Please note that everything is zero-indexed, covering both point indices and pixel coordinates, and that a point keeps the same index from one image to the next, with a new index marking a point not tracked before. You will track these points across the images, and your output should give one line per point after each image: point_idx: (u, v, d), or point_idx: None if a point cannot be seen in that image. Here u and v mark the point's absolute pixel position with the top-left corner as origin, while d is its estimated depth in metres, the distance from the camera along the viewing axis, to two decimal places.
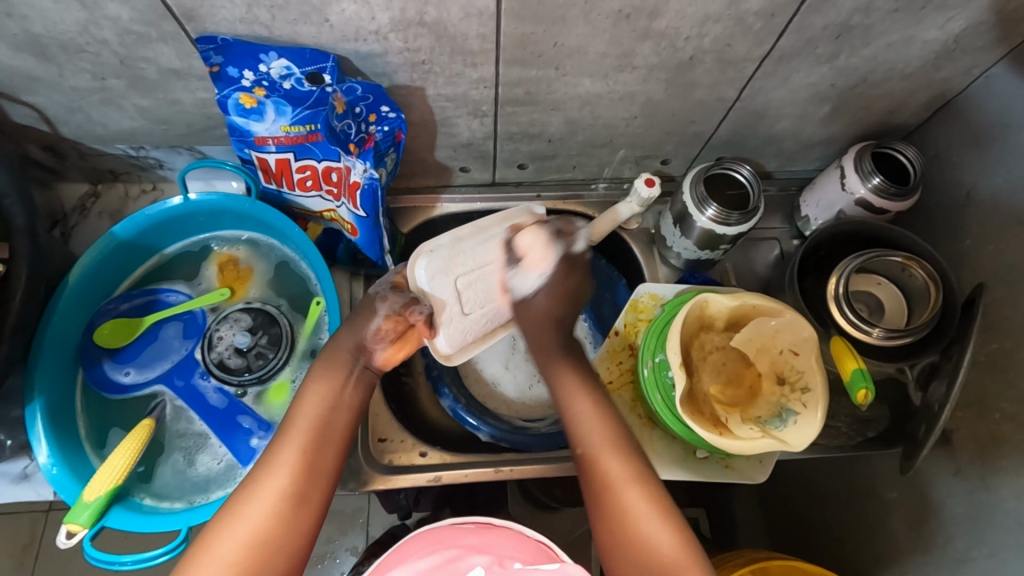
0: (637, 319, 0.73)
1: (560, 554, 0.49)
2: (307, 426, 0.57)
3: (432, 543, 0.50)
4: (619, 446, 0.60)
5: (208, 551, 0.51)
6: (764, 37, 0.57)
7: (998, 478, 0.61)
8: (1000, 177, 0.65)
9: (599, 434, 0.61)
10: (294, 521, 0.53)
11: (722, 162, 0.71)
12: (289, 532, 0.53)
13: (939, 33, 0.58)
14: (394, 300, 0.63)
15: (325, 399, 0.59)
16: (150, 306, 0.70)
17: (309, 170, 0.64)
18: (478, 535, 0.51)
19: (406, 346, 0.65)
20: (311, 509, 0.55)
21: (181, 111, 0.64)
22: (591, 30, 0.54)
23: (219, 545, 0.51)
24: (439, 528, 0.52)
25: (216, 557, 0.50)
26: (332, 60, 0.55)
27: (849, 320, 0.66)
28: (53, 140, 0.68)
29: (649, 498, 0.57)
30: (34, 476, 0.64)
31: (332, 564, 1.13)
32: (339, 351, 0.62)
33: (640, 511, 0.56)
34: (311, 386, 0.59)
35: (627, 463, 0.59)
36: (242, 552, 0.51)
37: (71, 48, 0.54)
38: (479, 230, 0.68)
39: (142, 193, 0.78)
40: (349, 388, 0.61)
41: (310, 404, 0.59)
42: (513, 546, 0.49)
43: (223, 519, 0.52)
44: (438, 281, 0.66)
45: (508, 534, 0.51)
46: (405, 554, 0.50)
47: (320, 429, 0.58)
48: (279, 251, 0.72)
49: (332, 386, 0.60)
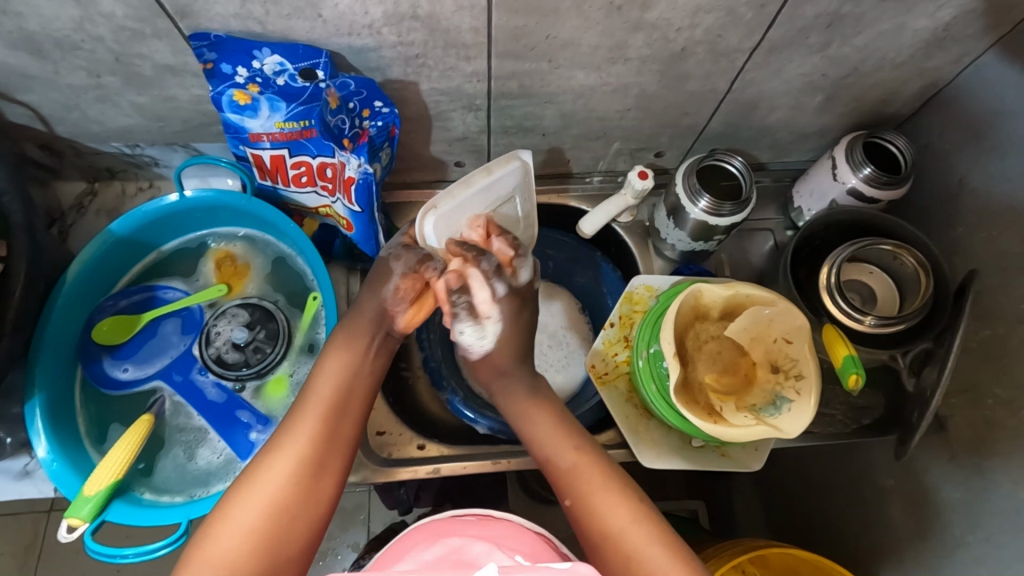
0: (632, 312, 0.74)
1: (563, 551, 0.51)
2: (327, 396, 0.59)
3: (433, 533, 0.50)
4: (606, 473, 0.60)
5: (226, 517, 0.51)
6: (755, 27, 0.57)
7: (993, 464, 0.62)
8: (992, 165, 0.65)
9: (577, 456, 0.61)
10: (313, 488, 0.54)
11: (715, 153, 0.72)
12: (307, 500, 0.54)
13: (929, 22, 0.59)
14: (410, 258, 0.64)
15: (346, 367, 0.61)
16: (147, 303, 0.70)
17: (303, 166, 0.64)
18: (480, 526, 0.51)
19: (425, 308, 0.65)
20: (330, 478, 0.56)
21: (176, 108, 0.64)
22: (583, 23, 0.55)
23: (239, 512, 0.51)
24: (440, 519, 0.52)
25: (235, 525, 0.51)
26: (324, 56, 0.55)
27: (842, 309, 0.66)
28: (50, 138, 0.68)
29: (647, 522, 0.56)
30: (36, 473, 0.65)
31: (334, 561, 1.14)
32: (363, 319, 0.63)
33: (632, 531, 0.55)
34: (333, 348, 0.62)
35: (616, 486, 0.59)
36: (262, 519, 0.51)
37: (66, 45, 0.54)
38: (486, 173, 0.63)
39: (139, 190, 0.78)
40: (366, 358, 0.63)
41: (330, 371, 0.60)
42: (513, 537, 0.50)
43: (241, 487, 0.53)
44: (448, 234, 0.64)
45: (509, 526, 0.51)
46: (409, 546, 0.50)
47: (339, 399, 0.59)
48: (276, 246, 0.73)
49: (352, 356, 0.62)
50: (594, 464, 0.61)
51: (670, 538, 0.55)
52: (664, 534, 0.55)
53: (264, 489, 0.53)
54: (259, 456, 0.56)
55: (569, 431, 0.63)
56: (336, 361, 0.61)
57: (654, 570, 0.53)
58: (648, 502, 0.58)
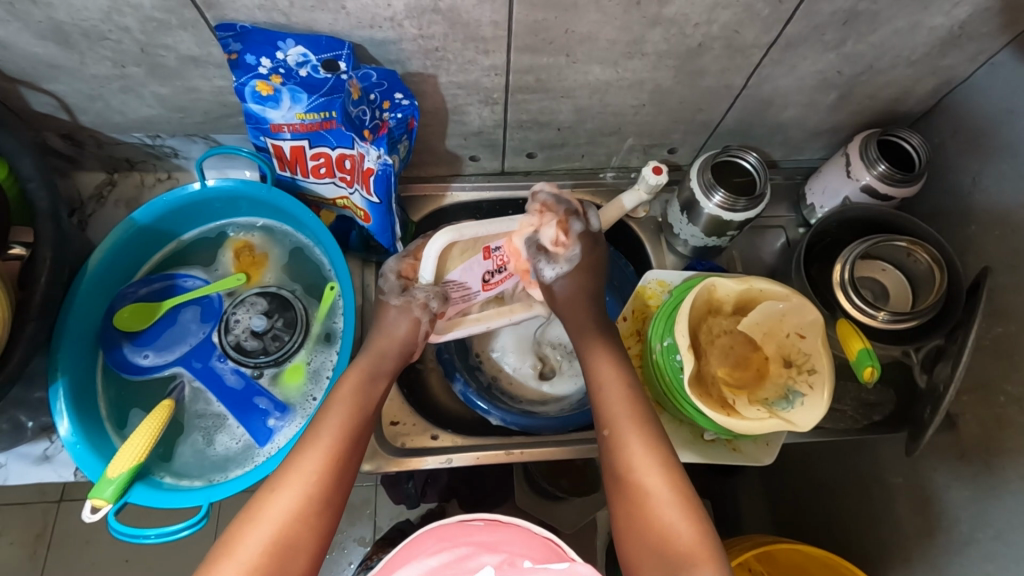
0: (645, 305, 0.74)
1: (570, 553, 0.49)
2: (335, 436, 0.57)
3: (442, 538, 0.50)
4: (645, 432, 0.59)
5: (230, 552, 0.50)
6: (772, 23, 0.58)
7: (1002, 461, 0.62)
8: (1004, 162, 0.66)
9: (622, 413, 0.61)
10: (316, 528, 0.52)
11: (728, 149, 0.72)
12: (308, 539, 0.52)
13: (945, 20, 0.59)
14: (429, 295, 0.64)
15: (355, 399, 0.60)
16: (167, 291, 0.71)
17: (323, 157, 0.65)
18: (488, 531, 0.50)
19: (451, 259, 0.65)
20: (333, 514, 0.54)
21: (198, 99, 0.65)
22: (602, 17, 0.56)
23: (242, 548, 0.50)
24: (449, 524, 0.51)
25: (237, 560, 0.49)
26: (347, 47, 0.56)
27: (857, 304, 0.66)
28: (73, 128, 0.69)
29: (673, 487, 0.55)
30: (54, 457, 0.66)
31: (340, 554, 1.15)
32: (384, 346, 0.65)
33: (658, 496, 0.55)
34: (347, 379, 0.61)
35: (652, 449, 0.58)
36: (262, 556, 0.49)
37: (93, 35, 0.55)
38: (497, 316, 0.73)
39: (158, 181, 0.79)
40: (369, 395, 0.61)
41: (339, 405, 0.59)
42: (521, 541, 0.49)
43: (243, 522, 0.51)
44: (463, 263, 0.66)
45: (516, 531, 0.50)
46: (416, 550, 0.49)
47: (351, 436, 0.58)
48: (294, 237, 0.74)
49: (357, 398, 0.60)
50: (640, 421, 0.60)
51: (694, 510, 0.54)
52: (688, 503, 0.54)
53: (264, 528, 0.51)
54: (264, 493, 0.54)
55: (633, 401, 0.61)
56: (340, 407, 0.59)
57: (675, 541, 0.52)
58: (681, 468, 0.57)
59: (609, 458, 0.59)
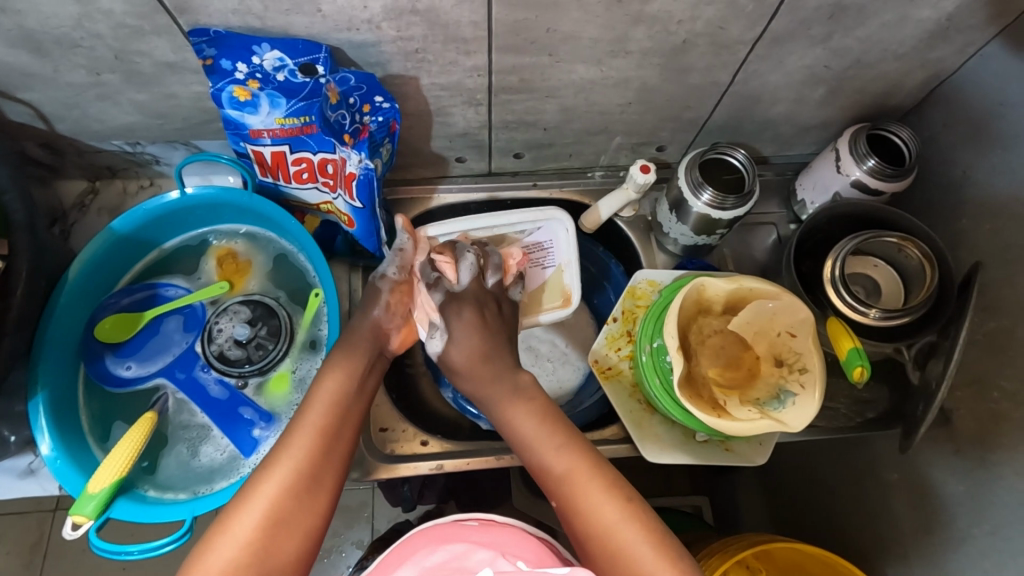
0: (635, 306, 0.74)
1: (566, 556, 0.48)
2: (328, 412, 0.57)
3: (437, 538, 0.49)
4: (607, 485, 0.53)
5: (227, 528, 0.49)
6: (757, 19, 0.57)
7: (998, 456, 0.61)
8: (996, 155, 0.65)
9: (574, 465, 0.55)
10: (311, 505, 0.52)
11: (716, 147, 0.71)
12: (302, 518, 0.51)
13: (933, 12, 0.58)
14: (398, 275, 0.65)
15: (345, 383, 0.59)
16: (150, 300, 0.71)
17: (304, 162, 0.65)
18: (483, 533, 0.49)
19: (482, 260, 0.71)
20: (326, 490, 0.53)
21: (176, 105, 0.64)
22: (584, 15, 0.54)
23: (237, 525, 0.49)
24: (444, 523, 0.50)
25: (234, 535, 0.48)
26: (324, 50, 0.55)
27: (847, 301, 0.66)
28: (50, 137, 0.68)
29: (649, 538, 0.51)
30: (39, 471, 0.65)
31: (338, 558, 1.14)
32: (358, 337, 0.63)
33: (636, 552, 0.50)
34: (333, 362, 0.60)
35: (615, 500, 0.53)
36: (258, 529, 0.48)
37: (66, 43, 0.54)
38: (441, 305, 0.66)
39: (140, 188, 0.78)
40: (363, 380, 0.60)
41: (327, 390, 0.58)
42: (517, 542, 0.48)
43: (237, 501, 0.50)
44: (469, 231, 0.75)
45: (512, 532, 0.49)
46: (411, 549, 0.49)
47: (337, 418, 0.57)
48: (277, 243, 0.73)
49: (349, 379, 0.59)
50: (595, 472, 0.54)
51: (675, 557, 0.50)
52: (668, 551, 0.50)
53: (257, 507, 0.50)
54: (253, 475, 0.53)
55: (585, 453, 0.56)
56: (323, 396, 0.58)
57: None
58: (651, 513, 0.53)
59: (569, 523, 0.53)
